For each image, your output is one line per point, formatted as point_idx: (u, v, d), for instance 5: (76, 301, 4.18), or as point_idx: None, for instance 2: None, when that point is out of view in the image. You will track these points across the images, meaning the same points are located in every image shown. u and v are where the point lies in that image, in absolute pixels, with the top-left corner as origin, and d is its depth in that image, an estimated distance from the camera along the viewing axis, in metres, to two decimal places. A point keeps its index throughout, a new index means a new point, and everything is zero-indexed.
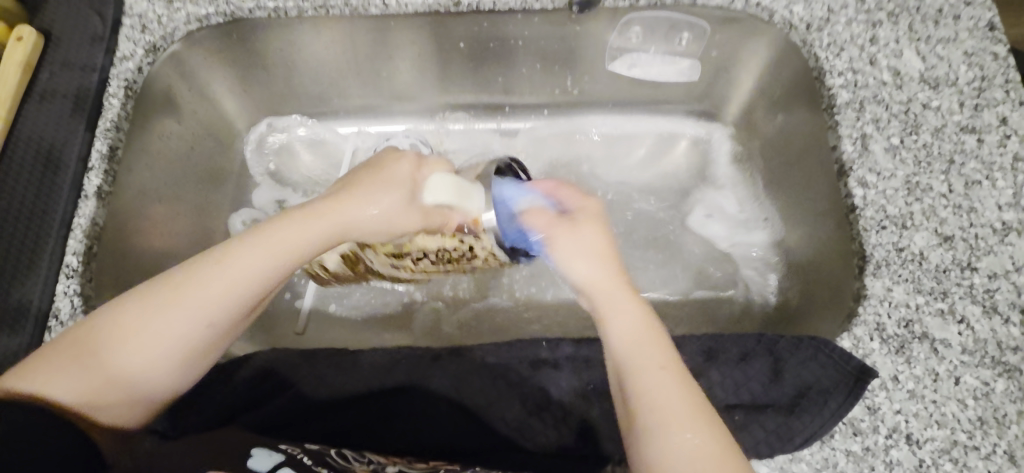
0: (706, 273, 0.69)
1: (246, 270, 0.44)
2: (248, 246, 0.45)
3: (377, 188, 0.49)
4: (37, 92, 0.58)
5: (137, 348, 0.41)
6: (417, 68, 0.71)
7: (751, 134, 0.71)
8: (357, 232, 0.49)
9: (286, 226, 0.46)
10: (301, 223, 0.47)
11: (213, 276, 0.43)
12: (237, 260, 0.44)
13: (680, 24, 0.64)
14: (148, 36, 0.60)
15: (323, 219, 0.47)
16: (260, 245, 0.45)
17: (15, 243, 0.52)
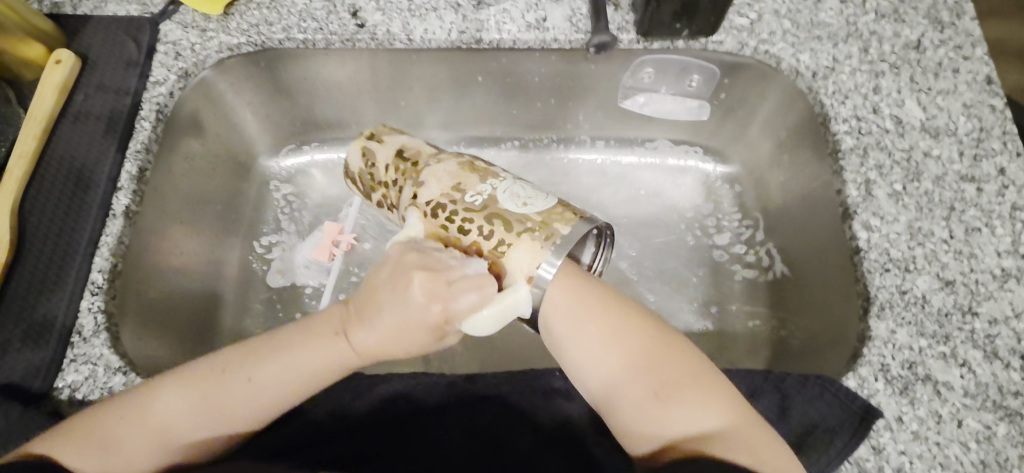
0: (713, 306, 0.70)
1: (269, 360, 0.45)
2: (275, 343, 0.46)
3: (386, 309, 0.43)
4: (72, 113, 0.60)
5: (163, 417, 0.44)
6: (435, 99, 0.73)
7: (757, 172, 0.73)
8: (376, 353, 0.45)
9: (307, 338, 0.45)
10: (329, 342, 0.45)
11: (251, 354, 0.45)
12: (260, 361, 0.45)
13: (691, 67, 0.66)
14: (182, 63, 0.62)
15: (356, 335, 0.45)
16: (284, 357, 0.45)
17: (43, 257, 0.54)
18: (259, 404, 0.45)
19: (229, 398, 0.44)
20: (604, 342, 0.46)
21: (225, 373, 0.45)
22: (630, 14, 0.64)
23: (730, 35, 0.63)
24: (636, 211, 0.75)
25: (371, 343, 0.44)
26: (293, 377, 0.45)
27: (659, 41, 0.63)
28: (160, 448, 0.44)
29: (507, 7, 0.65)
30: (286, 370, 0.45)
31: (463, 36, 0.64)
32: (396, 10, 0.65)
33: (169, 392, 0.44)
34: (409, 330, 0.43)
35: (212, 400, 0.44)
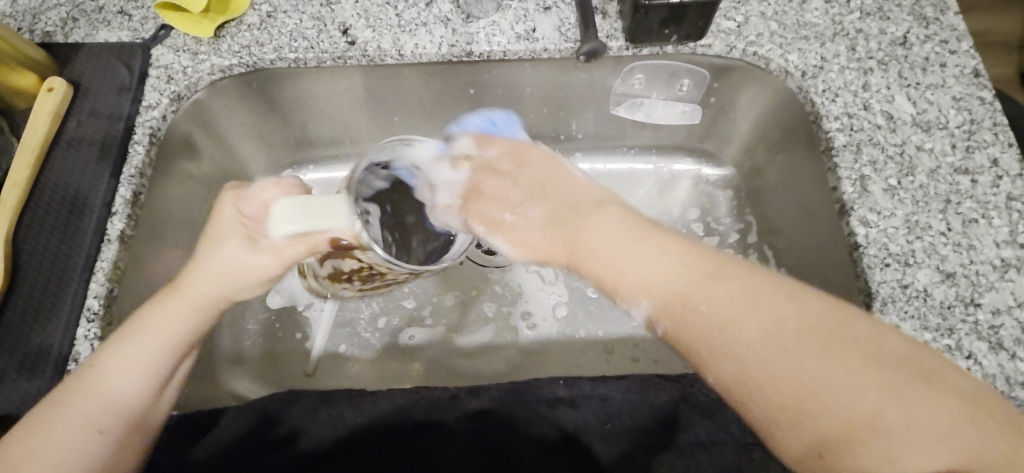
0: None
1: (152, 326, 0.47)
2: (147, 317, 0.47)
3: (214, 248, 0.48)
4: (64, 140, 0.60)
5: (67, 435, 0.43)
6: (428, 113, 0.74)
7: (751, 174, 0.73)
8: (227, 284, 0.48)
9: (178, 295, 0.48)
10: (181, 288, 0.48)
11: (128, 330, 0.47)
12: (132, 335, 0.46)
13: (680, 71, 0.67)
14: (174, 86, 0.62)
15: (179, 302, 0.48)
16: (150, 329, 0.47)
17: (38, 286, 0.53)
18: (163, 362, 0.47)
19: (135, 361, 0.46)
20: (676, 278, 0.41)
21: (121, 360, 0.45)
22: (617, 21, 0.64)
23: (718, 38, 0.63)
24: None
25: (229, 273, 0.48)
26: (173, 329, 0.47)
27: (649, 47, 0.64)
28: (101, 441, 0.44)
29: (496, 19, 0.65)
30: (169, 330, 0.47)
31: (453, 49, 0.64)
32: (385, 27, 0.65)
33: (79, 398, 0.44)
34: (241, 259, 0.47)
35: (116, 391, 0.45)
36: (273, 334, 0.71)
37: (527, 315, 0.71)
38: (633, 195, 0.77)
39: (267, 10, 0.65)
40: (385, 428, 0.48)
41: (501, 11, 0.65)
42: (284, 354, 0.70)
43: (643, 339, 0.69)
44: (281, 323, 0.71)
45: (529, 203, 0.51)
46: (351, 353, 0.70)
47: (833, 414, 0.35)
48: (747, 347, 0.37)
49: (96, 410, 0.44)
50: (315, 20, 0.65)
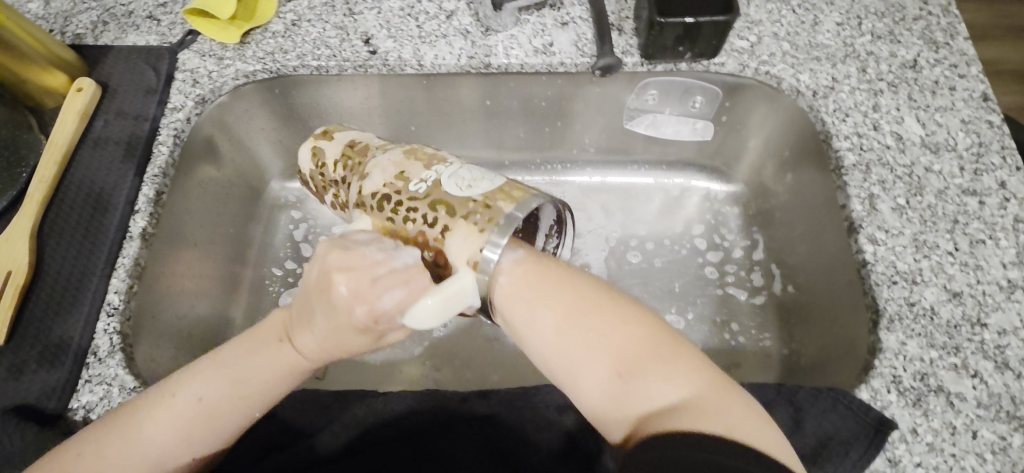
0: (722, 325, 0.70)
1: (243, 377, 0.45)
2: (243, 373, 0.45)
3: (317, 308, 0.44)
4: (91, 139, 0.62)
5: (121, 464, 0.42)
6: (444, 123, 0.75)
7: (760, 191, 0.74)
8: (316, 356, 0.46)
9: (264, 348, 0.46)
10: (272, 344, 0.47)
11: (218, 368, 0.45)
12: (208, 376, 0.45)
13: (694, 88, 0.68)
14: (199, 89, 0.64)
15: (265, 357, 0.46)
16: (239, 392, 0.45)
17: (60, 279, 0.54)
18: (241, 419, 0.45)
19: (216, 414, 0.44)
20: (581, 346, 0.43)
21: (200, 414, 0.44)
22: (633, 38, 0.66)
23: (731, 57, 0.64)
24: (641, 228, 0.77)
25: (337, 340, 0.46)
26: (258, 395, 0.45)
27: (663, 63, 0.65)
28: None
29: (514, 32, 0.67)
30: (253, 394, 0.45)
31: (472, 61, 0.65)
32: (406, 37, 0.67)
33: (133, 434, 0.43)
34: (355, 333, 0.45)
35: (188, 440, 0.44)
36: None
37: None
38: (644, 208, 0.78)
39: (292, 19, 0.67)
40: (393, 432, 0.49)
41: (519, 25, 0.67)
42: None
43: None
44: None
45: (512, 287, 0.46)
46: (360, 357, 0.71)
47: (649, 387, 0.41)
48: (601, 344, 0.43)
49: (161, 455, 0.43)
50: (338, 29, 0.67)
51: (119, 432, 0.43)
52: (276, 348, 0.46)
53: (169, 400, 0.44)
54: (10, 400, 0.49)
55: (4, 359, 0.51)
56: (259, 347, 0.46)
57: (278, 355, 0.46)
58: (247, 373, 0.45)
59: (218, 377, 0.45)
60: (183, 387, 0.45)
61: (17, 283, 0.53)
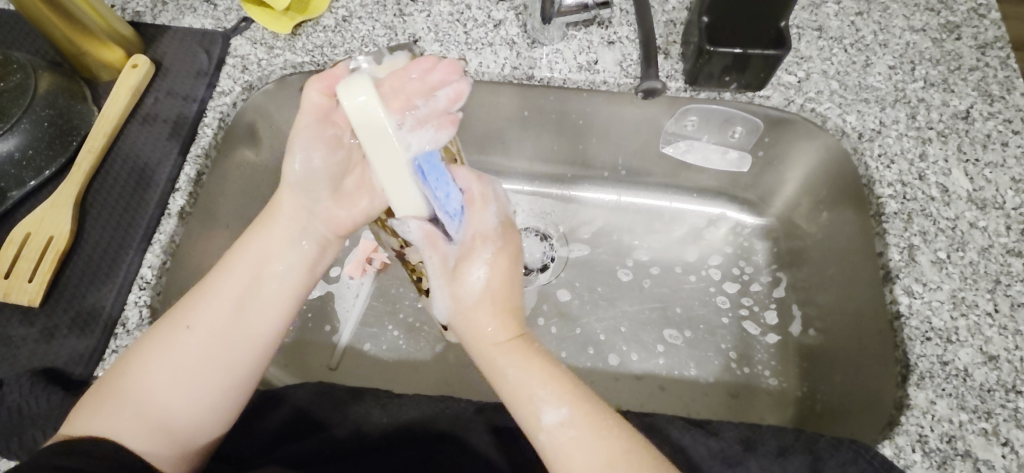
0: (737, 360, 0.70)
1: (246, 249, 0.50)
2: (203, 283, 0.49)
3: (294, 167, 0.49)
4: (140, 114, 0.63)
5: (157, 383, 0.45)
6: (481, 128, 0.76)
7: (792, 227, 0.74)
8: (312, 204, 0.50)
9: (263, 223, 0.51)
10: (271, 220, 0.51)
11: (232, 253, 0.50)
12: (222, 267, 0.49)
13: (735, 118, 0.68)
14: (248, 76, 0.65)
15: (267, 228, 0.51)
16: (205, 294, 0.48)
17: (98, 249, 0.55)
18: (250, 278, 0.49)
19: (220, 280, 0.49)
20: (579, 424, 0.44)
21: (177, 320, 0.47)
22: (678, 63, 0.65)
23: (777, 91, 0.63)
24: (665, 253, 0.77)
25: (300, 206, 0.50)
26: (230, 285, 0.48)
27: (706, 91, 0.64)
28: (180, 382, 0.46)
29: (560, 47, 0.67)
30: (225, 288, 0.48)
31: (515, 71, 0.66)
32: (453, 42, 0.67)
33: (165, 336, 0.46)
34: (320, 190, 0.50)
35: (182, 343, 0.46)
36: (305, 323, 0.73)
37: (551, 337, 0.72)
38: (672, 234, 0.78)
39: (343, 14, 0.68)
40: (406, 438, 0.49)
41: (566, 40, 0.67)
42: (311, 345, 0.72)
43: (667, 379, 0.69)
44: (312, 314, 0.73)
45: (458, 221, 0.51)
46: (374, 353, 0.72)
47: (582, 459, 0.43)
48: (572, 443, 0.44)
49: (165, 373, 0.46)
50: (386, 28, 0.68)
51: (146, 343, 0.47)
52: (285, 219, 0.51)
53: (190, 298, 0.48)
54: (38, 362, 0.50)
55: (38, 321, 0.52)
56: (264, 223, 0.51)
57: (278, 227, 0.50)
58: (255, 245, 0.50)
59: (232, 257, 0.50)
60: (202, 281, 0.49)
61: (57, 249, 0.54)
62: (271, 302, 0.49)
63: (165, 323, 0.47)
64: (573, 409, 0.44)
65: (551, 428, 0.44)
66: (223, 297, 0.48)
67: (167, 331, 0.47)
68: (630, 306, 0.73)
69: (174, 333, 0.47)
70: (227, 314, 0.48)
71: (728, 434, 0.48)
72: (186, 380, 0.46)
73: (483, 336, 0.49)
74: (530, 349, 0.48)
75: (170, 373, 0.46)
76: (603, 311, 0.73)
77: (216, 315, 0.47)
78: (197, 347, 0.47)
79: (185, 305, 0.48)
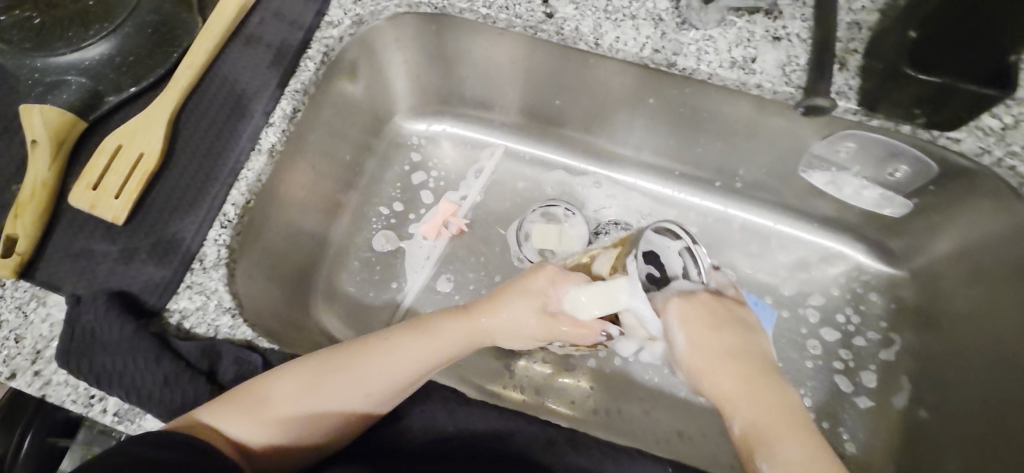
0: (819, 415, 0.64)
1: (436, 350, 0.48)
2: (382, 355, 0.46)
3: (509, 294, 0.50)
4: (244, 34, 0.58)
5: (289, 426, 0.43)
6: (593, 103, 0.69)
7: (929, 289, 0.64)
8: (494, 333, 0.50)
9: (461, 325, 0.49)
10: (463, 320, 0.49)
11: (421, 339, 0.48)
12: (407, 347, 0.47)
13: (900, 155, 0.57)
14: (359, 8, 0.59)
15: (461, 332, 0.49)
16: (372, 375, 0.45)
17: (185, 176, 0.53)
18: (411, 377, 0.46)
19: (393, 372, 0.46)
20: None
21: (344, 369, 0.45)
22: (854, 78, 0.54)
23: (973, 135, 0.52)
24: (760, 275, 0.70)
25: (503, 325, 0.50)
26: (416, 360, 0.47)
27: (882, 120, 0.53)
28: (303, 440, 0.44)
29: (714, 34, 0.57)
30: (415, 361, 0.47)
31: (656, 55, 0.56)
32: (591, 7, 0.58)
33: (324, 395, 0.44)
34: (525, 321, 0.49)
35: (330, 412, 0.44)
36: (372, 274, 0.71)
37: None
38: (777, 262, 0.71)
39: None
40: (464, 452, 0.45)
41: (721, 27, 0.57)
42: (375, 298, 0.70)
43: None
44: (382, 266, 0.71)
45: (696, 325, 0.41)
46: None
47: None
48: None
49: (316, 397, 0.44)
50: None
51: (309, 389, 0.44)
52: (483, 331, 0.50)
53: (371, 379, 0.45)
54: (117, 282, 0.50)
55: (119, 240, 0.51)
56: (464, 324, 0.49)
57: (466, 337, 0.49)
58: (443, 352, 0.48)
59: (421, 348, 0.47)
60: (381, 357, 0.46)
61: (147, 168, 0.52)
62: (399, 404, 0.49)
63: (332, 380, 0.45)
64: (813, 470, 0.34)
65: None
66: (384, 392, 0.46)
67: (330, 395, 0.44)
68: None
69: (333, 400, 0.44)
70: (401, 387, 0.46)
71: None
72: (334, 421, 0.45)
73: (716, 383, 0.39)
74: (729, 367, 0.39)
75: (305, 429, 0.44)
76: None
77: (392, 385, 0.46)
78: (337, 425, 0.45)
79: (358, 374, 0.45)
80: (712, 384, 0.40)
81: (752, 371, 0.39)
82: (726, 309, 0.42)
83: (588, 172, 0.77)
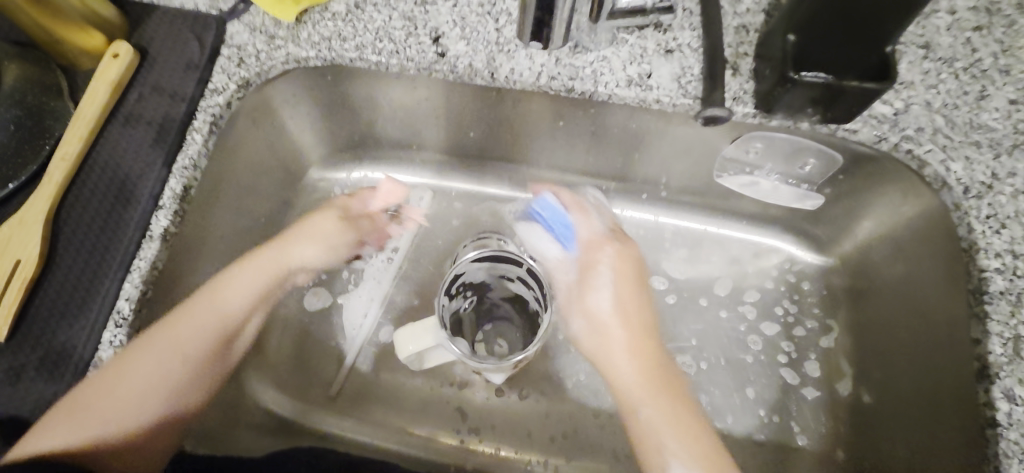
0: (772, 412, 0.64)
1: (236, 296, 0.53)
2: (184, 312, 0.50)
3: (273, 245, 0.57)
4: (122, 113, 0.55)
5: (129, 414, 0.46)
6: (509, 134, 0.68)
7: (857, 272, 0.65)
8: (216, 294, 0.52)
9: (245, 272, 0.54)
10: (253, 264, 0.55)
11: (222, 287, 0.53)
12: (218, 295, 0.52)
13: (808, 150, 0.58)
14: (243, 71, 0.57)
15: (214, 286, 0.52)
16: (192, 315, 0.50)
17: (70, 277, 0.49)
18: (212, 327, 0.51)
19: (196, 323, 0.50)
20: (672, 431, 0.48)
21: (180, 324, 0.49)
22: (749, 82, 0.54)
23: (867, 125, 0.52)
24: (699, 279, 0.70)
25: (233, 295, 0.53)
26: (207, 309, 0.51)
27: (779, 119, 0.54)
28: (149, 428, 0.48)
29: (607, 54, 0.56)
30: (223, 300, 0.52)
31: (553, 82, 0.56)
32: (482, 41, 0.57)
33: (154, 377, 0.47)
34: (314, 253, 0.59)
35: (155, 401, 0.48)
36: (307, 338, 0.68)
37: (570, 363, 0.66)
38: (711, 263, 0.71)
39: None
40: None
41: (614, 46, 0.56)
42: (316, 360, 0.68)
43: None
44: (316, 328, 0.68)
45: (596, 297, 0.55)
46: (380, 378, 0.67)
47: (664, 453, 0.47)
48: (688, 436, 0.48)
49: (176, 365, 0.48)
50: (404, 19, 0.58)
51: (136, 385, 0.47)
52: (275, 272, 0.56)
53: (217, 327, 0.51)
54: (3, 408, 0.45)
55: (2, 361, 0.46)
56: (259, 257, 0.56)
57: (260, 274, 0.55)
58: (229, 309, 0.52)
59: (229, 295, 0.52)
60: (198, 308, 0.51)
61: (26, 275, 0.47)
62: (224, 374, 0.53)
63: (152, 355, 0.47)
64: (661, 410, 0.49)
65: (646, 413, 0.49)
66: (188, 348, 0.49)
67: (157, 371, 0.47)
68: (664, 344, 0.67)
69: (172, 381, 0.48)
70: (211, 346, 0.51)
71: None
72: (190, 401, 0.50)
73: (609, 344, 0.53)
74: (647, 353, 0.53)
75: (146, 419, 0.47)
76: None
77: (208, 329, 0.50)
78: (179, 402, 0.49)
79: (180, 348, 0.49)
80: (610, 350, 0.53)
81: (637, 350, 0.53)
82: (620, 269, 0.57)
83: (518, 198, 0.74)
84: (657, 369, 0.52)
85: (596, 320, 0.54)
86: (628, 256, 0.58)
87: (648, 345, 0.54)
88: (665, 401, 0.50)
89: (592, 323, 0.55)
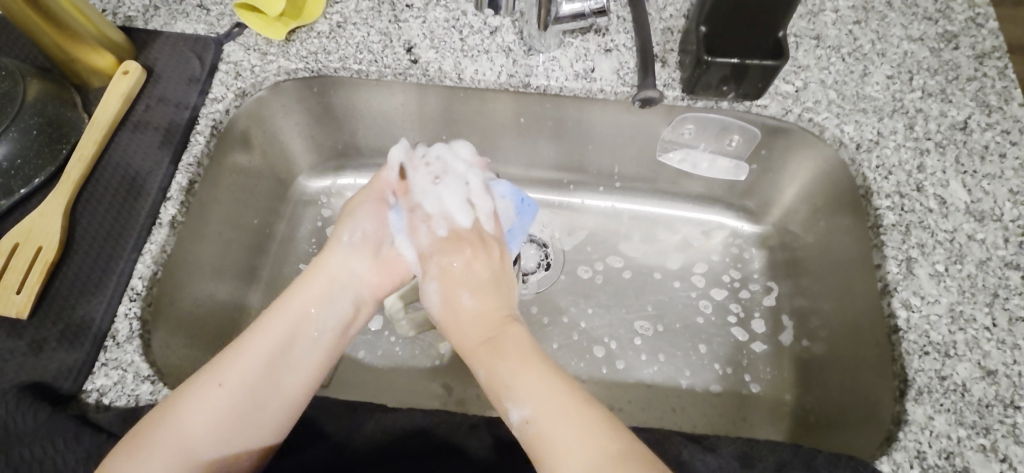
0: (727, 366, 0.70)
1: (296, 296, 0.55)
2: (255, 323, 0.53)
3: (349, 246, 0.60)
4: (131, 122, 0.62)
5: (192, 424, 0.46)
6: (478, 135, 0.75)
7: (786, 238, 0.74)
8: (288, 296, 0.55)
9: (310, 277, 0.57)
10: (318, 263, 0.58)
11: (295, 288, 0.56)
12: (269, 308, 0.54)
13: (732, 127, 0.68)
14: (240, 82, 0.65)
15: (314, 281, 0.56)
16: (271, 310, 0.54)
17: (88, 261, 0.55)
18: (295, 322, 0.53)
19: (275, 320, 0.53)
20: (581, 440, 0.44)
21: (214, 374, 0.49)
22: (676, 72, 0.65)
23: (775, 100, 0.63)
24: (654, 254, 0.77)
25: (318, 284, 0.56)
26: (294, 304, 0.54)
27: (704, 100, 0.64)
28: (219, 430, 0.47)
29: (557, 55, 0.66)
30: (299, 297, 0.55)
31: (512, 79, 0.65)
32: (449, 49, 0.67)
33: (214, 375, 0.49)
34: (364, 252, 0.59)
35: (219, 398, 0.48)
36: None
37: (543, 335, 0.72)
38: (665, 240, 0.78)
39: (338, 20, 0.68)
40: (366, 417, 0.51)
41: (562, 48, 0.66)
42: None
43: (661, 386, 0.69)
44: None
45: (470, 298, 0.56)
46: (368, 362, 0.72)
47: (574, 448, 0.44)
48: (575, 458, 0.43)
49: (231, 411, 0.48)
50: (381, 35, 0.67)
51: (191, 386, 0.48)
52: (334, 276, 0.57)
53: (277, 324, 0.53)
54: (27, 375, 0.50)
55: (27, 334, 0.51)
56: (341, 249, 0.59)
57: (321, 278, 0.57)
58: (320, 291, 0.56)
59: (286, 296, 0.55)
60: (284, 303, 0.54)
61: (46, 259, 0.53)
62: (307, 360, 0.53)
63: (218, 361, 0.50)
64: (538, 407, 0.46)
65: (520, 421, 0.47)
66: (260, 346, 0.51)
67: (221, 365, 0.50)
68: (628, 312, 0.73)
69: (242, 378, 0.49)
70: (288, 340, 0.52)
71: (726, 450, 0.48)
72: (266, 400, 0.49)
73: (463, 334, 0.54)
74: (512, 350, 0.51)
75: (219, 419, 0.47)
76: (599, 317, 0.73)
77: (294, 319, 0.53)
78: (241, 395, 0.48)
79: (227, 353, 0.50)
80: (462, 328, 0.55)
81: (542, 376, 0.48)
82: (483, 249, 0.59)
83: None
84: (541, 368, 0.49)
85: (465, 264, 0.58)
86: (491, 248, 0.59)
87: (515, 342, 0.51)
88: (553, 402, 0.46)
89: (462, 262, 0.58)
